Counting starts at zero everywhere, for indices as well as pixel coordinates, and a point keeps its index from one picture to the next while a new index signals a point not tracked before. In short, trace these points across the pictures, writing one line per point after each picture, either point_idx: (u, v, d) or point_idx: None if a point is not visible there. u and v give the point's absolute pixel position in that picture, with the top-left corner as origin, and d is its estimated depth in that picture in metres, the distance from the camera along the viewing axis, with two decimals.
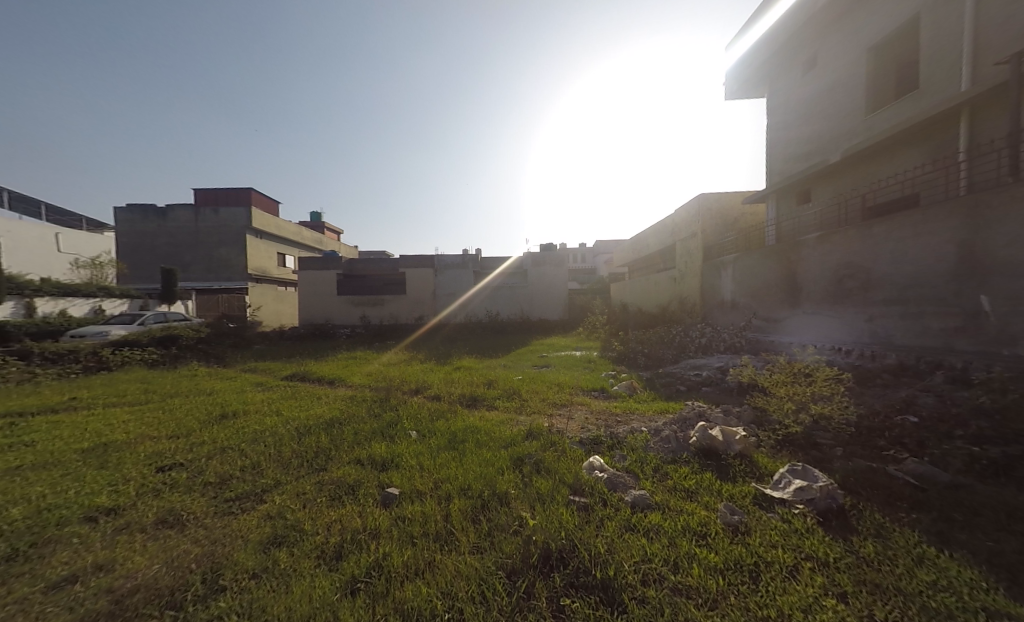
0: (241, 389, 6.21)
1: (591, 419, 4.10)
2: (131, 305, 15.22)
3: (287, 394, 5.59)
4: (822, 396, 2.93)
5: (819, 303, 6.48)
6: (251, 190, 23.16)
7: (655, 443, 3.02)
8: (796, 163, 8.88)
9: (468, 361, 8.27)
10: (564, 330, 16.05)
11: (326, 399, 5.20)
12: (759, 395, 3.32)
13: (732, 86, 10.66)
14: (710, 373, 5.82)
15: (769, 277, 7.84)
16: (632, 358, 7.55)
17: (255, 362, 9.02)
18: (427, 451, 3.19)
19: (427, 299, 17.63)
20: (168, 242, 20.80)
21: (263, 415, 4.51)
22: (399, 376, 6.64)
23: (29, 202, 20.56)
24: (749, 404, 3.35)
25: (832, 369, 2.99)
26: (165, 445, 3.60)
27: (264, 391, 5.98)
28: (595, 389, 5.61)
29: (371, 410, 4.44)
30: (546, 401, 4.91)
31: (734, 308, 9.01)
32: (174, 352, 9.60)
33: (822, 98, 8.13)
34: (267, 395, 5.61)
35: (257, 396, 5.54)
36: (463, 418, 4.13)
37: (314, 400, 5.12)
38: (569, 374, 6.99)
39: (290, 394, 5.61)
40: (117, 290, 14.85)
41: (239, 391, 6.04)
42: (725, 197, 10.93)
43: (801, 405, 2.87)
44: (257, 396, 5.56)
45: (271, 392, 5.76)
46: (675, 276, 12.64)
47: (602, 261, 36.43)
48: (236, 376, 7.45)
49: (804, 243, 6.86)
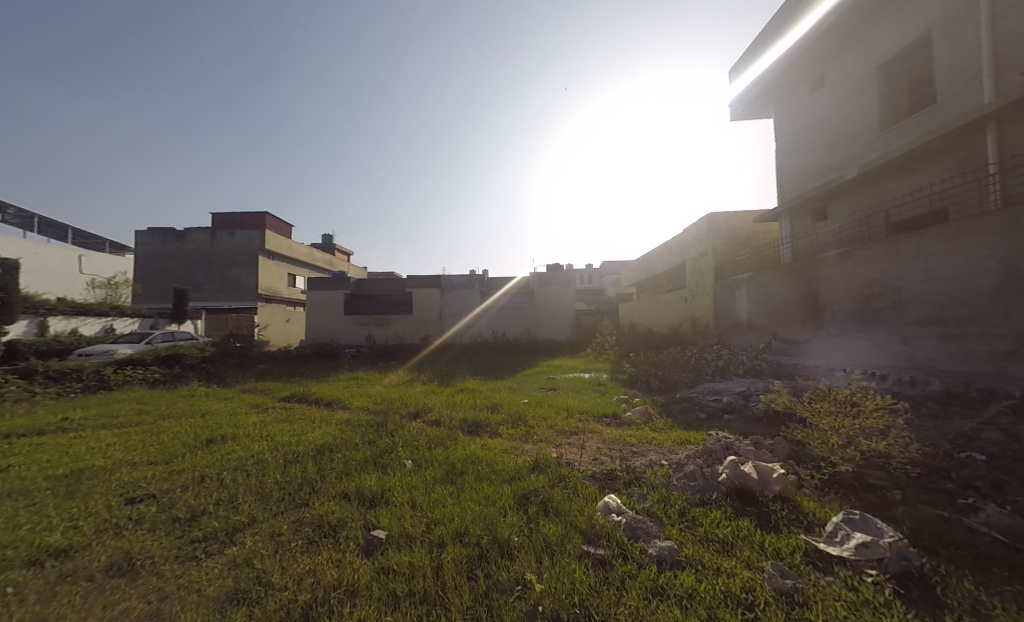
0: (237, 410, 5.95)
1: (604, 449, 3.73)
2: (142, 324, 15.28)
3: (282, 417, 5.31)
4: (873, 430, 2.56)
5: (845, 324, 6.11)
6: (264, 214, 23.68)
7: (678, 480, 2.67)
8: (808, 181, 8.66)
9: (472, 383, 7.94)
10: (572, 350, 15.67)
11: (320, 422, 4.90)
12: (796, 427, 2.95)
13: (736, 106, 10.61)
14: (732, 399, 5.42)
15: (787, 296, 7.48)
16: (645, 380, 7.15)
17: (255, 382, 8.81)
18: (422, 484, 2.88)
19: (433, 319, 17.48)
20: (182, 263, 21.17)
21: (252, 440, 4.22)
22: (399, 398, 6.33)
23: (57, 227, 21.27)
24: (784, 437, 2.99)
25: (882, 399, 2.64)
26: (142, 473, 3.32)
27: (260, 413, 5.70)
28: (607, 415, 5.23)
29: (365, 435, 4.13)
30: (554, 427, 4.55)
31: (751, 329, 8.62)
32: (177, 372, 9.43)
33: (832, 115, 7.99)
34: (260, 417, 5.33)
35: (250, 418, 5.26)
36: (463, 447, 3.80)
37: (308, 424, 4.82)
38: (578, 397, 6.61)
39: (285, 417, 5.32)
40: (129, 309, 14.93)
41: (235, 413, 5.77)
42: (736, 216, 10.71)
43: (848, 440, 2.51)
44: (251, 418, 5.28)
45: (266, 415, 5.49)
46: (685, 296, 12.31)
47: (609, 281, 36.25)
48: (233, 397, 7.22)
49: (824, 261, 6.54)
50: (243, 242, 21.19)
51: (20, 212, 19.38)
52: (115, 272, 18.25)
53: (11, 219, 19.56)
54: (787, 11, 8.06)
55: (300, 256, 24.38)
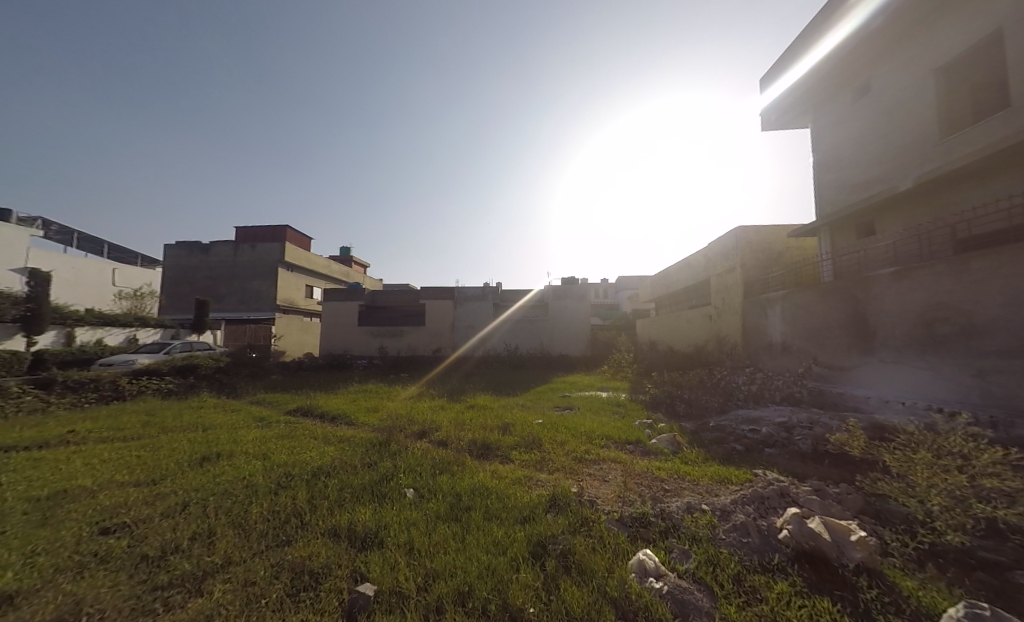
0: (240, 424, 5.70)
1: (633, 484, 3.29)
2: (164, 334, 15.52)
3: (283, 434, 5.02)
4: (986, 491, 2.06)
5: (900, 352, 5.73)
6: (286, 227, 24.18)
7: (724, 533, 2.33)
8: (852, 193, 8.15)
9: (483, 400, 7.56)
10: (587, 367, 15.15)
11: (321, 441, 4.58)
12: (884, 481, 2.52)
13: (769, 117, 10.22)
14: (772, 431, 4.90)
15: (832, 318, 6.99)
16: (670, 403, 6.64)
17: (264, 393, 8.64)
18: (421, 521, 2.50)
19: (446, 331, 17.28)
20: (207, 274, 21.67)
21: (249, 459, 3.91)
22: (407, 414, 5.99)
23: (94, 242, 22.12)
24: (861, 491, 2.63)
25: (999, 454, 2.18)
26: (125, 495, 2.99)
27: (263, 428, 5.42)
28: (630, 442, 4.77)
29: (366, 457, 3.79)
30: (572, 454, 4.13)
31: (788, 351, 8.06)
32: (190, 383, 9.36)
33: (879, 124, 7.52)
34: (263, 433, 5.06)
35: (252, 434, 4.98)
36: (472, 474, 3.43)
37: (310, 443, 4.51)
38: (597, 420, 6.15)
39: (287, 434, 5.02)
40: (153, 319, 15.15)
41: (238, 427, 5.51)
42: (767, 230, 10.19)
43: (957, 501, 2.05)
44: (253, 434, 5.01)
45: (269, 431, 5.21)
46: (710, 313, 11.73)
47: (624, 295, 35.58)
48: (240, 408, 7.04)
49: (875, 279, 6.17)
50: (264, 252, 21.57)
51: (61, 230, 20.30)
52: (143, 283, 18.73)
53: (53, 236, 20.49)
54: (829, 17, 7.72)
55: (318, 266, 24.70)
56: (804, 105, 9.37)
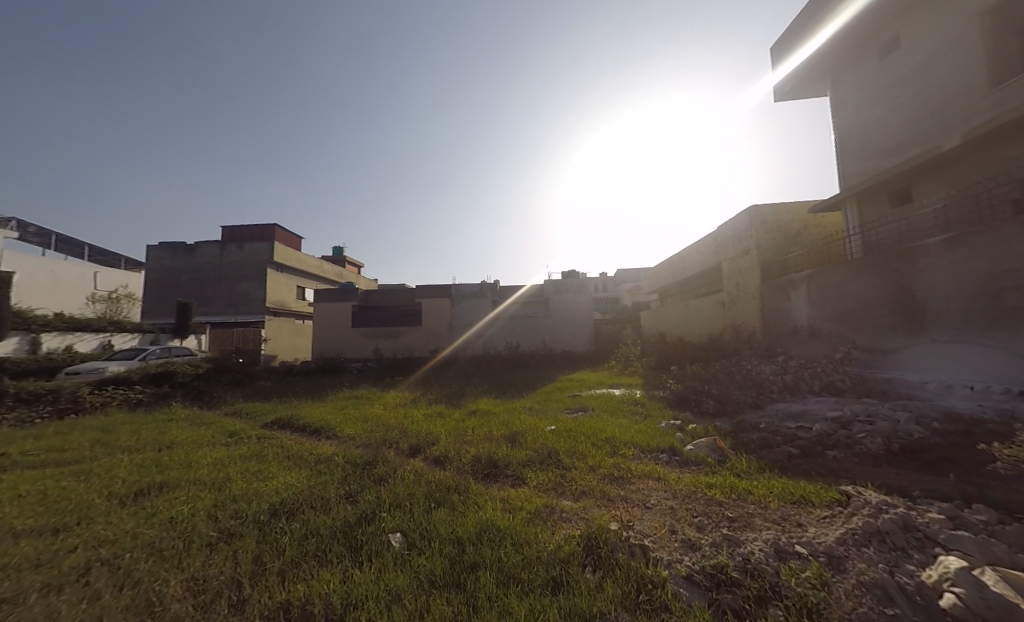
0: (205, 442, 4.91)
1: (684, 514, 2.55)
2: (142, 340, 14.63)
3: (249, 454, 4.22)
4: None
5: (959, 329, 5.09)
6: (274, 226, 23.28)
7: (850, 597, 1.58)
8: (880, 161, 7.54)
9: (486, 404, 6.81)
10: (592, 363, 14.41)
11: (294, 463, 3.80)
12: None
13: (784, 85, 9.55)
14: (825, 428, 4.20)
15: (869, 296, 6.34)
16: (694, 401, 5.92)
17: (243, 403, 7.84)
18: (406, 592, 1.77)
19: (443, 331, 16.51)
20: (192, 277, 20.77)
21: (198, 491, 3.12)
22: (399, 424, 5.23)
23: (74, 245, 21.21)
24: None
25: None
26: (7, 556, 2.21)
27: (227, 447, 4.60)
28: (662, 450, 4.03)
29: (344, 487, 3.05)
30: (595, 472, 3.40)
31: (818, 337, 7.39)
32: (163, 394, 8.52)
33: (911, 81, 6.89)
34: (224, 454, 4.25)
35: (210, 456, 4.17)
36: (482, 504, 2.72)
37: (277, 466, 3.72)
38: (614, 422, 5.42)
39: (254, 454, 4.23)
40: (131, 324, 14.28)
41: (197, 446, 4.69)
42: (783, 208, 9.46)
43: None
44: (212, 455, 4.20)
45: (234, 450, 4.42)
46: (723, 300, 11.02)
47: (625, 289, 34.75)
48: (213, 421, 6.24)
49: (924, 249, 5.54)
50: (251, 255, 20.71)
51: (39, 231, 19.38)
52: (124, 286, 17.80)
53: (31, 238, 19.55)
54: None
55: (309, 268, 23.81)
56: (822, 72, 8.72)
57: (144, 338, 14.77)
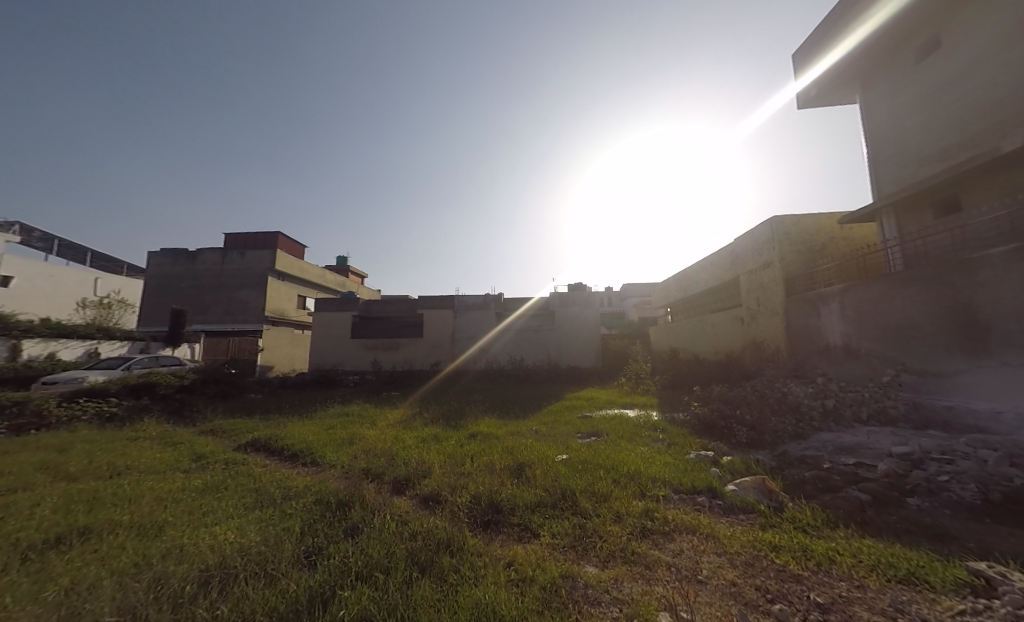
0: (165, 466, 4.27)
1: (756, 596, 1.89)
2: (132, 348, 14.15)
3: (207, 484, 3.54)
4: None
5: None
6: (278, 233, 23.15)
7: None
8: (920, 169, 7.12)
9: (489, 426, 6.16)
10: (601, 380, 13.70)
11: (256, 499, 3.14)
12: None
13: (811, 91, 9.24)
14: (893, 467, 3.59)
15: (918, 314, 5.78)
16: (724, 429, 5.24)
17: (223, 418, 7.21)
18: None
19: (445, 343, 15.91)
20: (192, 284, 20.41)
21: (125, 539, 2.43)
22: (388, 450, 4.58)
23: (77, 250, 21.04)
24: None
25: None
26: None
27: (185, 475, 3.96)
28: (699, 492, 3.40)
29: (307, 540, 2.41)
30: (621, 523, 2.72)
31: (854, 358, 6.78)
32: (141, 406, 7.92)
33: (953, 88, 6.51)
34: (178, 483, 3.57)
35: (161, 486, 3.50)
36: (507, 565, 2.16)
37: (239, 504, 3.05)
38: (634, 452, 4.76)
39: (214, 486, 3.54)
40: (121, 330, 13.88)
41: (154, 472, 4.06)
42: (807, 220, 8.86)
43: None
44: (163, 486, 3.52)
45: (191, 480, 3.74)
46: (742, 317, 10.40)
47: (631, 304, 34.03)
48: (184, 440, 5.63)
49: (984, 262, 5.02)
50: (253, 262, 20.37)
51: (42, 235, 19.23)
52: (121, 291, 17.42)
53: (34, 241, 19.39)
54: None
55: (312, 278, 23.44)
56: (851, 79, 8.40)
57: (134, 344, 14.28)
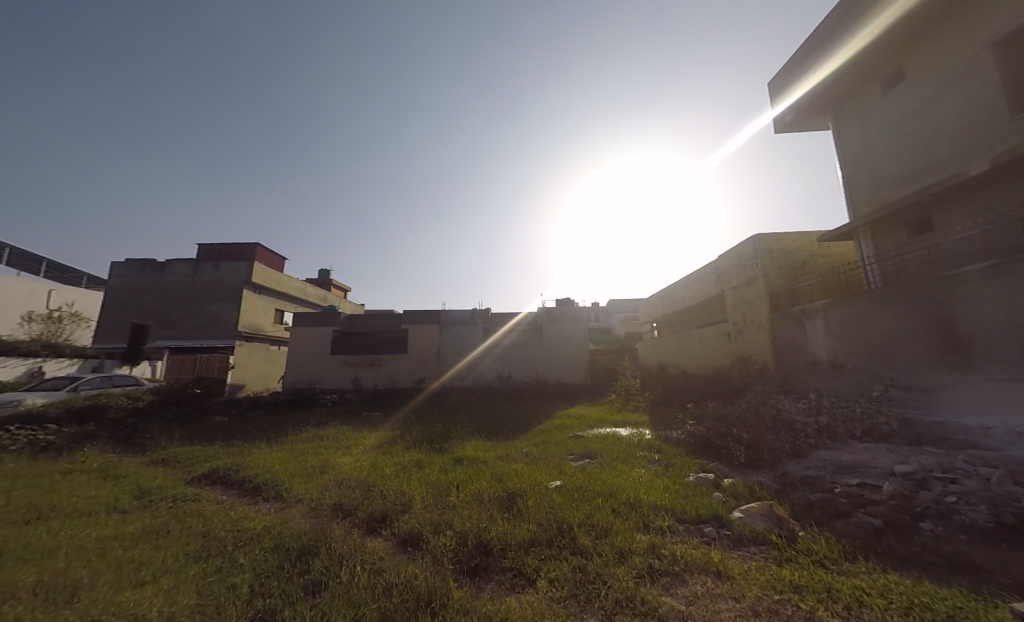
0: (100, 507, 3.80)
1: None
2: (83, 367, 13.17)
3: (146, 529, 3.15)
4: None
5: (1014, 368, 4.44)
6: (256, 246, 22.52)
7: None
8: (892, 190, 7.08)
9: (476, 449, 5.83)
10: (589, 396, 13.47)
11: (200, 550, 2.76)
12: None
13: (785, 118, 9.40)
14: (900, 488, 3.36)
15: (902, 327, 5.69)
16: (722, 449, 5.04)
17: (179, 447, 6.64)
18: None
19: (430, 360, 15.47)
20: (159, 297, 19.49)
21: (34, 607, 2.03)
22: (365, 480, 4.22)
23: (30, 260, 19.90)
24: None
25: None
26: None
27: (121, 518, 3.53)
28: (707, 521, 3.15)
29: (258, 601, 2.05)
30: (618, 565, 2.44)
31: (841, 372, 6.71)
32: (85, 434, 7.16)
33: (920, 111, 6.55)
34: (111, 528, 3.19)
35: (88, 532, 3.09)
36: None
37: (180, 555, 2.67)
38: (627, 475, 4.51)
39: (154, 530, 3.17)
40: (70, 348, 12.99)
41: (84, 515, 3.60)
42: (787, 237, 8.98)
43: None
44: (91, 531, 3.12)
45: (130, 523, 3.41)
46: (728, 331, 10.40)
47: (618, 319, 34.26)
48: (126, 474, 5.10)
49: (961, 278, 4.94)
50: (228, 276, 19.62)
51: None
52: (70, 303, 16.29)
53: None
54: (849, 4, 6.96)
55: (290, 292, 22.67)
56: (822, 104, 8.51)
57: (86, 362, 13.33)
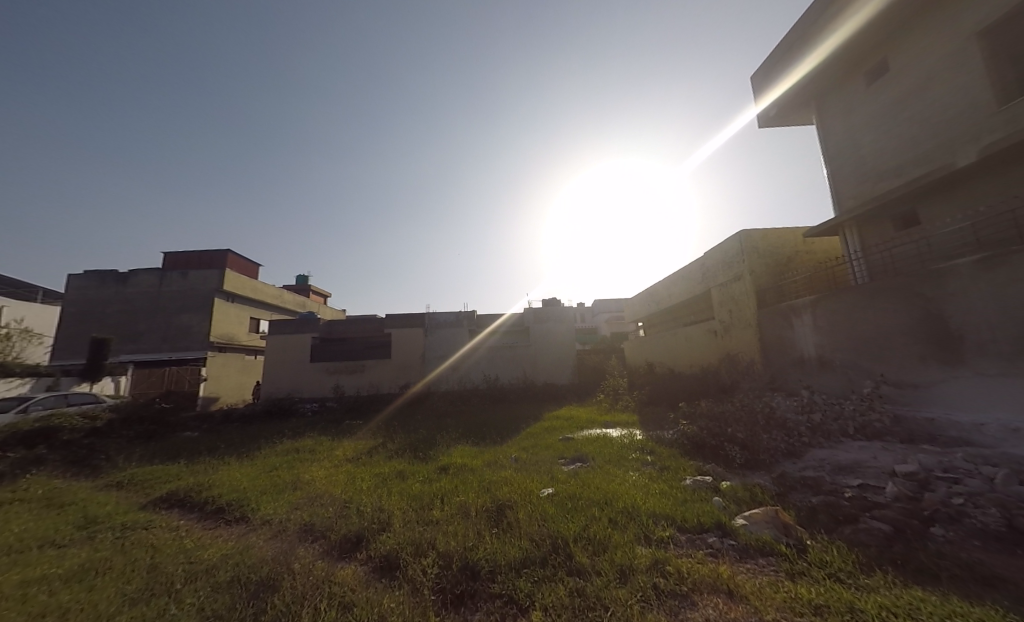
0: (32, 543, 3.38)
1: None
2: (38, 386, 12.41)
3: (79, 569, 2.83)
4: None
5: (1004, 362, 4.43)
6: (228, 251, 21.70)
7: None
8: (878, 183, 7.12)
9: (462, 456, 5.54)
10: (577, 397, 13.30)
11: (136, 596, 2.41)
12: None
13: (769, 112, 9.40)
14: (904, 490, 3.22)
15: (890, 322, 5.66)
16: (718, 451, 4.87)
17: (137, 466, 6.14)
18: None
19: (414, 363, 15.05)
20: (123, 309, 18.50)
21: None
22: (341, 496, 3.89)
23: None
24: None
25: None
26: None
27: (53, 556, 3.12)
28: (710, 531, 2.93)
29: None
30: (617, 585, 2.20)
31: (829, 368, 6.69)
32: (31, 459, 6.53)
33: (906, 104, 6.59)
34: (39, 570, 2.83)
35: (6, 577, 2.71)
36: None
37: (110, 604, 2.32)
38: (621, 480, 4.28)
39: (87, 571, 2.82)
40: (21, 367, 12.10)
41: (12, 554, 3.18)
42: (773, 234, 8.98)
43: None
44: (14, 575, 2.75)
45: (63, 560, 3.03)
46: (715, 329, 10.39)
47: (603, 319, 34.36)
48: (72, 500, 4.64)
49: (948, 272, 4.96)
50: (197, 283, 18.75)
51: None
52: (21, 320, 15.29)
53: None
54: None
55: (266, 297, 21.81)
56: (806, 98, 8.55)
57: (39, 379, 12.46)
